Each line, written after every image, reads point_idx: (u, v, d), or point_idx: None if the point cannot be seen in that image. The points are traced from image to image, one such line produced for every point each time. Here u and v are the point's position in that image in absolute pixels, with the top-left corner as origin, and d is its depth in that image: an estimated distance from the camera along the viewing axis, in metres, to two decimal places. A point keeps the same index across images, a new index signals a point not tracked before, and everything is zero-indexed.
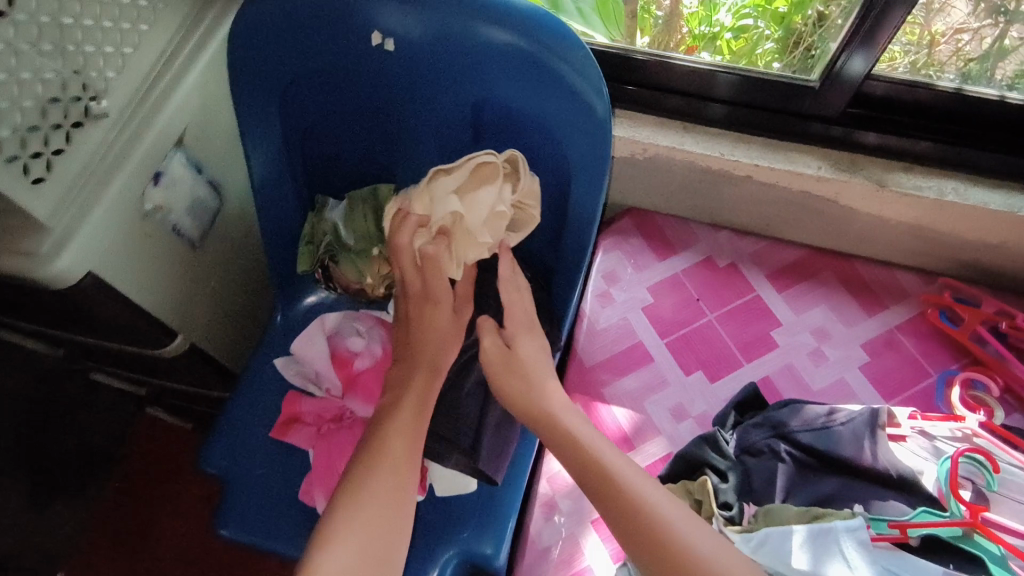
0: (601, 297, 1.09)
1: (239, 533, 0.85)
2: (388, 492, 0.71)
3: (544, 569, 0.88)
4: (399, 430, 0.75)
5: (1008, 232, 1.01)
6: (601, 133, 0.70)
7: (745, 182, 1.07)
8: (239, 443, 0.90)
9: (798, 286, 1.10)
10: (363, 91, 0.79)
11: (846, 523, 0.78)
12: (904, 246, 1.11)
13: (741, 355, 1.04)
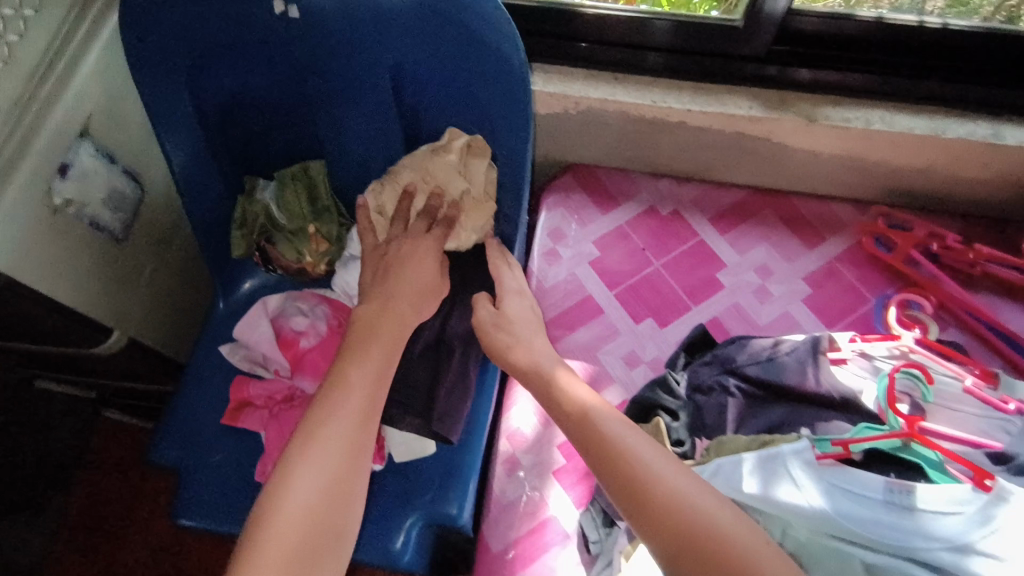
0: (548, 255, 1.10)
1: (200, 521, 0.84)
2: (332, 470, 0.67)
3: (509, 523, 0.90)
4: (348, 408, 0.71)
5: (934, 154, 1.04)
6: (518, 81, 0.71)
7: (682, 128, 1.07)
8: (189, 431, 0.89)
9: (740, 228, 1.13)
10: (274, 62, 0.76)
11: (792, 446, 0.81)
12: (843, 180, 1.13)
13: (688, 298, 1.07)
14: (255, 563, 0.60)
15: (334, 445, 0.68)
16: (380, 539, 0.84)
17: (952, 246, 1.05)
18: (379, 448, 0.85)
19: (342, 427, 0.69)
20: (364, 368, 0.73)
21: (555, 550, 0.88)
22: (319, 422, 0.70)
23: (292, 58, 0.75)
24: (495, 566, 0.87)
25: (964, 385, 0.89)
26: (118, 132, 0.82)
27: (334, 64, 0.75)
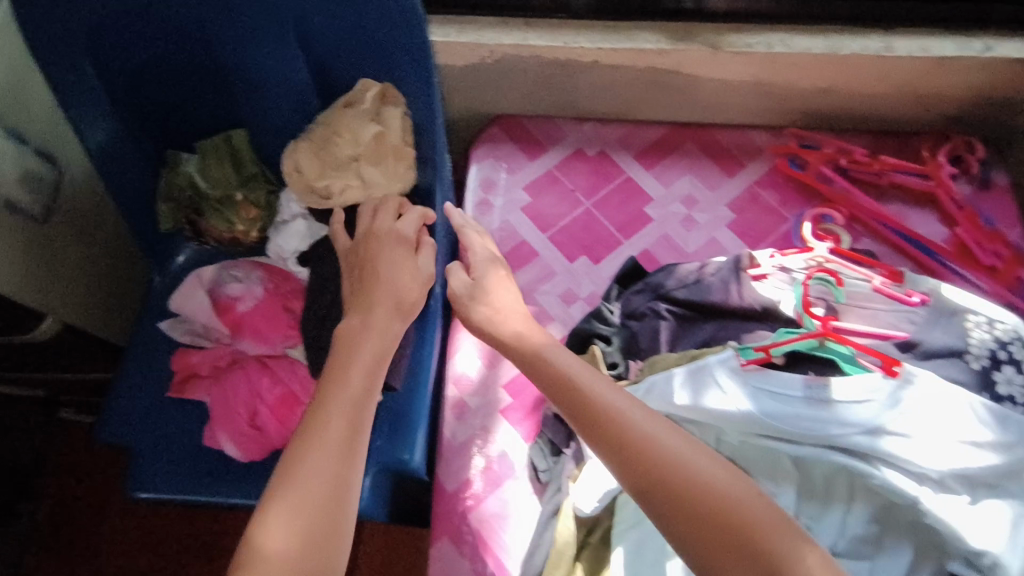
0: (683, 221, 1.10)
1: (154, 493, 0.88)
2: (334, 443, 0.67)
3: (459, 465, 0.95)
4: (641, 422, 0.69)
5: (936, 85, 1.04)
6: (428, 55, 0.81)
7: (814, 54, 1.01)
8: (138, 411, 0.92)
9: (895, 172, 1.08)
10: (239, 74, 0.86)
11: (935, 362, 0.86)
12: (1001, 78, 1.03)
13: (865, 254, 1.01)
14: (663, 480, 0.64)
15: (334, 425, 0.68)
16: None
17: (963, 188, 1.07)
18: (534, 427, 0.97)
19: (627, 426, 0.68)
20: (360, 371, 0.73)
21: (513, 481, 0.94)
22: (610, 435, 0.68)
23: (274, 71, 0.86)
24: (453, 506, 0.93)
25: None
26: (233, 144, 0.93)
27: (296, 52, 0.84)
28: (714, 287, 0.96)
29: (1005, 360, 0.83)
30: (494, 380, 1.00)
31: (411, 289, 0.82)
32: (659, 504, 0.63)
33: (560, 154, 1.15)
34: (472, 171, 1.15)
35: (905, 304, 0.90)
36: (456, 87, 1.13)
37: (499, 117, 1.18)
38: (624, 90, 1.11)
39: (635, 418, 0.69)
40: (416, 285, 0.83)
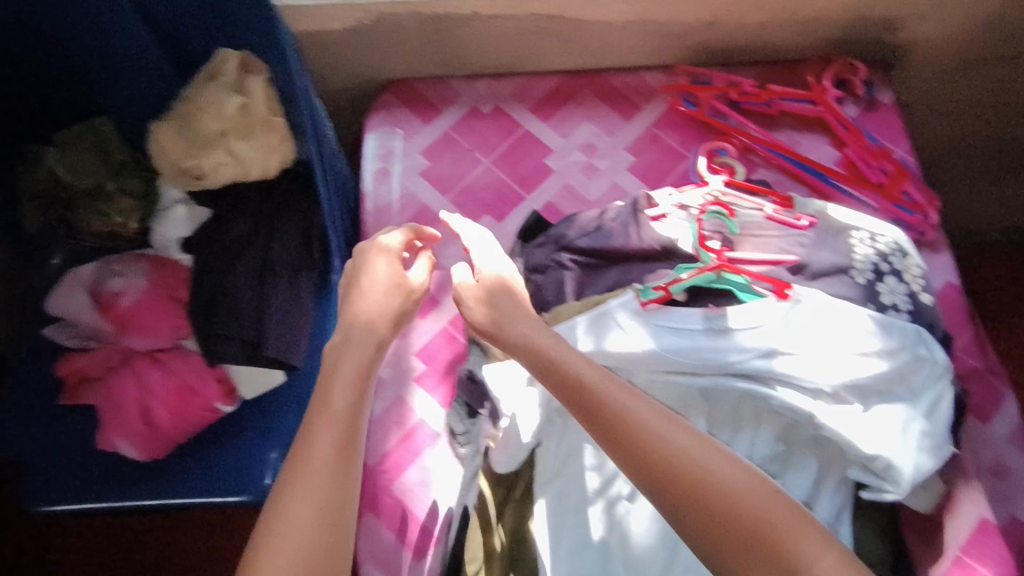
0: (585, 170, 1.09)
1: (57, 504, 0.84)
2: (332, 472, 0.64)
3: (378, 437, 0.94)
4: (666, 429, 0.66)
5: (809, 12, 1.06)
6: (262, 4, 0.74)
7: None
8: (31, 424, 0.87)
9: (784, 99, 1.09)
10: (86, 55, 0.81)
11: (825, 284, 0.87)
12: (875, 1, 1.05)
13: (759, 183, 1.03)
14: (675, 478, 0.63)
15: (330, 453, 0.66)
16: (239, 479, 0.86)
17: (849, 110, 1.10)
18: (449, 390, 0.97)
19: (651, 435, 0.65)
20: (344, 394, 0.70)
21: (431, 449, 0.94)
22: (632, 442, 0.65)
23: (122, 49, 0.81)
24: (373, 479, 0.92)
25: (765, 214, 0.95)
26: (102, 132, 0.89)
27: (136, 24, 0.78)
28: (615, 231, 0.95)
29: (888, 271, 0.87)
30: (406, 348, 0.99)
31: (393, 298, 0.80)
32: (680, 509, 0.62)
33: (455, 114, 1.12)
34: (367, 140, 1.11)
35: (795, 228, 0.92)
36: (341, 52, 1.08)
37: (391, 82, 1.14)
38: (509, 41, 1.09)
39: (660, 426, 0.66)
40: (399, 294, 0.80)
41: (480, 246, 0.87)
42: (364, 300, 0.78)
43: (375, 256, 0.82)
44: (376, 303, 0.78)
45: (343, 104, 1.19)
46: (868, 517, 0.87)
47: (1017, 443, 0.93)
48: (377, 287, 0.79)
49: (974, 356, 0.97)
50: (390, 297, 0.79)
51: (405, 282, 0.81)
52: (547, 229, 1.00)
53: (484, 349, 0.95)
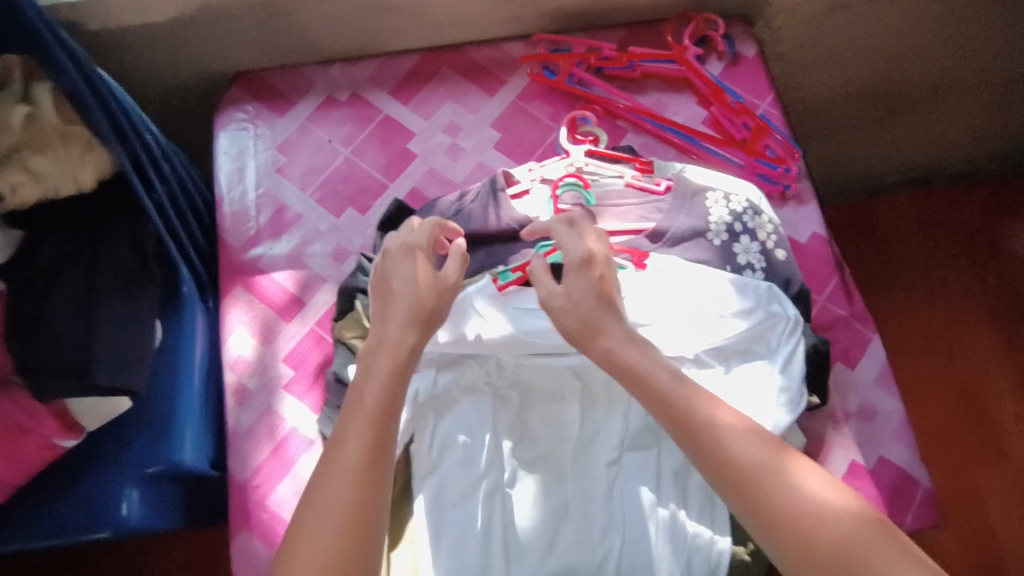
0: (450, 151, 1.05)
1: None
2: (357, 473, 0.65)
3: (248, 452, 0.90)
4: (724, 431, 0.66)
5: None
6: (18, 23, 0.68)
7: None
8: None
9: (645, 62, 1.07)
10: None
11: (682, 250, 0.86)
12: None
13: (623, 151, 1.00)
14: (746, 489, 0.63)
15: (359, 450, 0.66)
16: (94, 512, 0.82)
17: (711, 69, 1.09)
18: (318, 396, 0.93)
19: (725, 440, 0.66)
20: (376, 390, 0.69)
21: (304, 457, 0.90)
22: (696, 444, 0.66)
23: None
24: (244, 495, 0.88)
25: (624, 180, 0.93)
26: None
27: None
28: (474, 213, 0.92)
29: (742, 230, 0.87)
30: (272, 356, 0.94)
31: (426, 297, 0.73)
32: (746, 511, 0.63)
33: (310, 103, 1.06)
34: (219, 140, 1.03)
35: (654, 194, 0.91)
36: (174, 46, 1.00)
37: (239, 75, 1.07)
38: (354, 22, 1.03)
39: (728, 426, 0.66)
40: (432, 293, 0.74)
41: (562, 235, 0.77)
42: (396, 305, 0.73)
43: (402, 256, 0.76)
44: (405, 304, 0.73)
45: (190, 101, 1.11)
46: None
47: (882, 385, 0.96)
48: (411, 289, 0.73)
49: (840, 305, 0.99)
50: (423, 295, 0.73)
51: (436, 280, 0.74)
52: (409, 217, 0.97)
53: (351, 349, 0.90)
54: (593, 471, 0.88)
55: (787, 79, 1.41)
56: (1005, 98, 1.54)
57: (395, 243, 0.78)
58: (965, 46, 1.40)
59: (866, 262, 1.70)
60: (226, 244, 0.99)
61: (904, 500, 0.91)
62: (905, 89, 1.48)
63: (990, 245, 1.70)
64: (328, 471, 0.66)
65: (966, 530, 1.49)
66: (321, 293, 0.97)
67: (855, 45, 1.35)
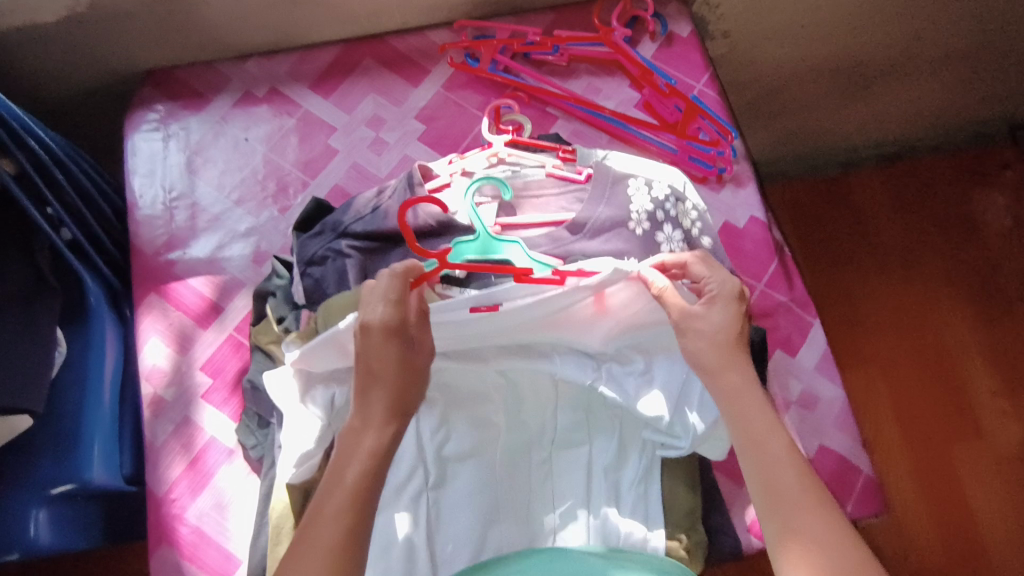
0: (373, 145, 1.01)
1: None
2: (335, 554, 0.61)
3: (166, 463, 0.87)
4: (780, 465, 0.67)
5: None
6: None
7: None
8: None
9: (572, 45, 1.03)
10: None
11: (601, 241, 0.83)
12: None
13: (549, 139, 0.97)
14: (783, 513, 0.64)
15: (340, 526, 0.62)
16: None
17: (643, 51, 1.05)
18: (235, 407, 0.90)
19: (796, 501, 0.64)
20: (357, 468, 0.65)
21: (223, 467, 0.87)
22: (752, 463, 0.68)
23: None
24: (163, 509, 0.85)
25: (545, 170, 0.90)
26: None
27: None
28: (392, 209, 0.89)
29: (664, 219, 0.83)
30: (189, 364, 0.91)
31: (403, 385, 0.69)
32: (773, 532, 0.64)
33: (225, 101, 1.02)
34: (133, 142, 0.99)
35: (575, 183, 0.89)
36: (76, 43, 0.97)
37: (151, 73, 1.03)
38: (263, 15, 0.99)
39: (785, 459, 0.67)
40: (411, 375, 0.69)
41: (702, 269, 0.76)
42: (375, 393, 0.68)
43: (380, 339, 0.69)
44: (385, 396, 0.68)
45: (105, 102, 1.08)
46: (676, 469, 0.86)
47: (824, 371, 0.93)
48: (392, 378, 0.68)
49: (779, 290, 0.96)
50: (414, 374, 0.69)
51: (407, 362, 0.69)
52: (326, 214, 0.93)
53: (268, 354, 0.87)
54: (522, 470, 0.85)
55: (734, 58, 1.38)
56: (965, 70, 1.50)
57: (369, 318, 0.69)
58: (914, 18, 1.36)
59: (837, 240, 1.66)
60: (139, 250, 0.95)
61: (845, 490, 0.87)
62: (860, 66, 1.45)
63: (963, 220, 1.67)
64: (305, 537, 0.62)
65: (940, 507, 1.47)
66: (240, 298, 0.94)
67: (801, 21, 1.31)
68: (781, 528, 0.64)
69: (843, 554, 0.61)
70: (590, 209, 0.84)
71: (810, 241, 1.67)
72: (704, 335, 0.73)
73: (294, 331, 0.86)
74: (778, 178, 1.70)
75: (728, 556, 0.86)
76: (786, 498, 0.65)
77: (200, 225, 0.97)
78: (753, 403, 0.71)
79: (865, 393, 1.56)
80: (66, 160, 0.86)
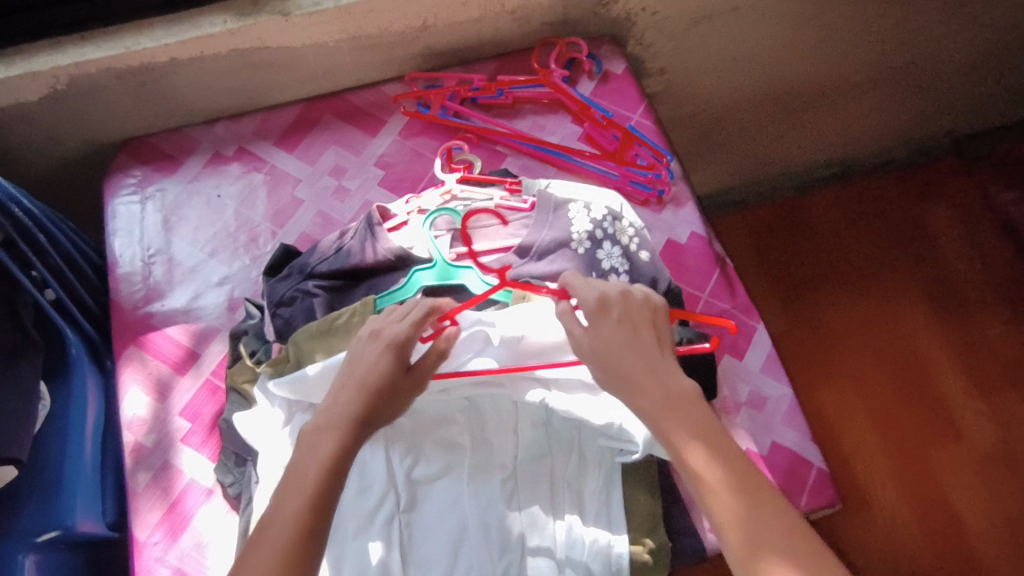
0: (336, 192, 1.08)
1: None
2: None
3: (146, 510, 0.89)
4: (676, 425, 0.68)
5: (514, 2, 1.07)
6: None
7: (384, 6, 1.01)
8: None
9: (516, 88, 1.12)
10: None
11: (548, 258, 0.89)
12: None
13: (496, 174, 1.04)
14: (697, 467, 0.66)
15: (290, 536, 0.65)
16: None
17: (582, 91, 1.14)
18: (213, 451, 0.93)
19: (702, 458, 0.66)
20: (316, 475, 0.69)
21: (203, 509, 0.89)
22: (659, 422, 0.69)
23: None
24: (147, 554, 0.87)
25: (493, 203, 0.97)
26: None
27: None
28: (354, 249, 0.95)
29: (603, 237, 0.90)
30: (167, 411, 0.94)
31: (378, 398, 0.75)
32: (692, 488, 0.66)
33: (196, 162, 1.10)
34: (111, 206, 1.06)
35: (521, 212, 0.97)
36: (56, 118, 1.05)
37: (126, 141, 1.11)
38: (226, 82, 1.07)
39: (684, 415, 0.69)
40: (395, 391, 0.76)
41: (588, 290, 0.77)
42: (344, 397, 0.75)
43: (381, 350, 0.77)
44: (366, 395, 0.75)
45: (85, 168, 1.15)
46: (637, 473, 0.89)
47: (770, 371, 0.97)
48: (378, 390, 0.75)
49: (722, 298, 1.01)
50: (402, 390, 0.77)
51: (398, 378, 0.76)
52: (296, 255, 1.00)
53: (243, 394, 0.91)
54: (489, 489, 0.87)
55: (674, 91, 1.41)
56: (896, 89, 1.58)
57: (382, 330, 0.79)
58: (841, 46, 1.42)
59: (796, 256, 1.73)
60: (119, 305, 1.01)
61: (800, 484, 0.91)
62: (794, 92, 1.50)
63: (920, 234, 1.74)
64: (256, 544, 0.65)
65: (926, 510, 1.48)
66: (215, 343, 0.98)
67: (731, 55, 1.35)
68: (698, 485, 0.65)
69: (753, 503, 0.64)
70: (538, 232, 0.91)
71: (769, 257, 1.74)
72: (595, 350, 0.73)
73: (264, 361, 0.92)
74: (734, 206, 1.79)
75: (689, 555, 0.88)
76: (693, 455, 0.66)
77: (176, 278, 1.03)
78: (643, 373, 0.71)
79: (842, 406, 1.59)
80: (48, 224, 0.92)
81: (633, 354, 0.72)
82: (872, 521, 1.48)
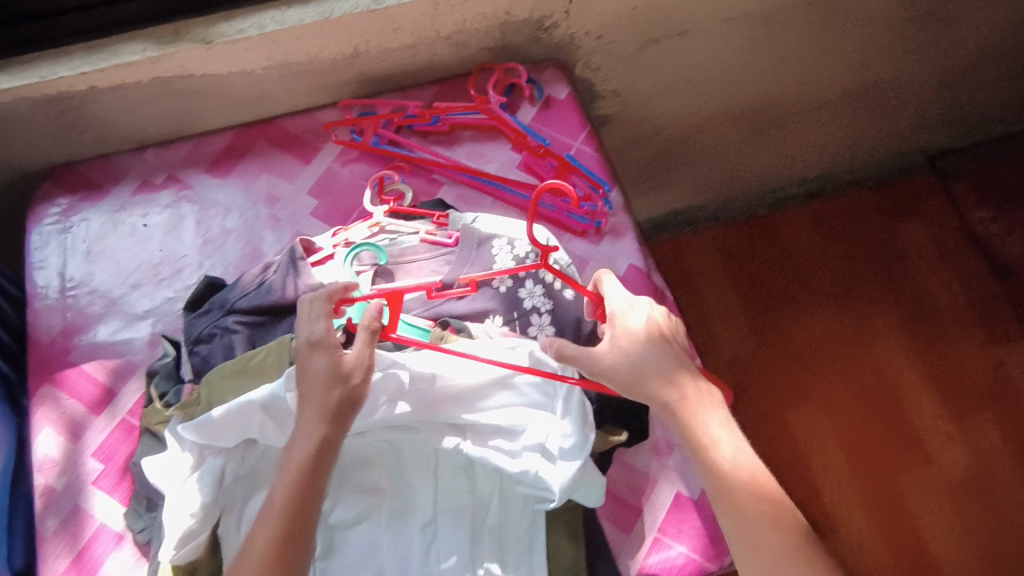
0: (268, 221, 1.06)
1: None
2: None
3: (54, 556, 0.86)
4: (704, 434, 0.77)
5: (446, 28, 1.04)
6: None
7: (307, 33, 0.98)
8: None
9: (453, 115, 1.09)
10: None
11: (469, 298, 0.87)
12: (509, 15, 1.05)
13: (428, 205, 1.01)
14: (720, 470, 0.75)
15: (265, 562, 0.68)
16: None
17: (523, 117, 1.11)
18: (125, 495, 0.89)
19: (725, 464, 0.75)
20: (283, 492, 0.72)
21: (111, 556, 0.86)
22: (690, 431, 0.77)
23: None
24: None
25: (419, 236, 0.95)
26: None
27: None
28: (275, 284, 0.92)
29: (525, 275, 0.91)
30: (80, 452, 0.91)
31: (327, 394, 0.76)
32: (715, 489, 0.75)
33: (124, 190, 1.07)
34: (33, 235, 1.04)
35: (445, 247, 0.95)
36: None
37: (53, 169, 1.09)
38: (152, 109, 1.04)
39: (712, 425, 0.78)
40: (338, 377, 0.76)
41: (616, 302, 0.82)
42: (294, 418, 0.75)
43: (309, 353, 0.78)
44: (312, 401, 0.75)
45: (14, 195, 1.13)
46: (559, 520, 0.86)
47: None
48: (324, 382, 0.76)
49: None
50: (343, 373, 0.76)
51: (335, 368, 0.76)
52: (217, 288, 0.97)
53: (156, 436, 0.88)
54: (407, 535, 0.84)
55: (629, 113, 1.37)
56: (859, 109, 1.55)
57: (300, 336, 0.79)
58: (800, 67, 1.38)
59: (762, 275, 1.71)
60: (37, 340, 0.98)
61: None
62: (754, 113, 1.47)
63: (891, 253, 1.71)
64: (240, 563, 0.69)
65: (893, 536, 1.45)
66: (133, 381, 0.95)
67: (684, 77, 1.31)
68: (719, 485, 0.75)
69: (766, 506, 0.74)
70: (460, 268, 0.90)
71: (734, 276, 1.71)
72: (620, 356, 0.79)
73: (174, 404, 0.88)
74: (698, 225, 1.77)
75: None
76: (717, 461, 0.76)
77: (97, 311, 1.00)
78: (675, 385, 0.79)
79: (807, 429, 1.56)
80: None
81: (659, 365, 0.79)
82: (838, 548, 1.45)
